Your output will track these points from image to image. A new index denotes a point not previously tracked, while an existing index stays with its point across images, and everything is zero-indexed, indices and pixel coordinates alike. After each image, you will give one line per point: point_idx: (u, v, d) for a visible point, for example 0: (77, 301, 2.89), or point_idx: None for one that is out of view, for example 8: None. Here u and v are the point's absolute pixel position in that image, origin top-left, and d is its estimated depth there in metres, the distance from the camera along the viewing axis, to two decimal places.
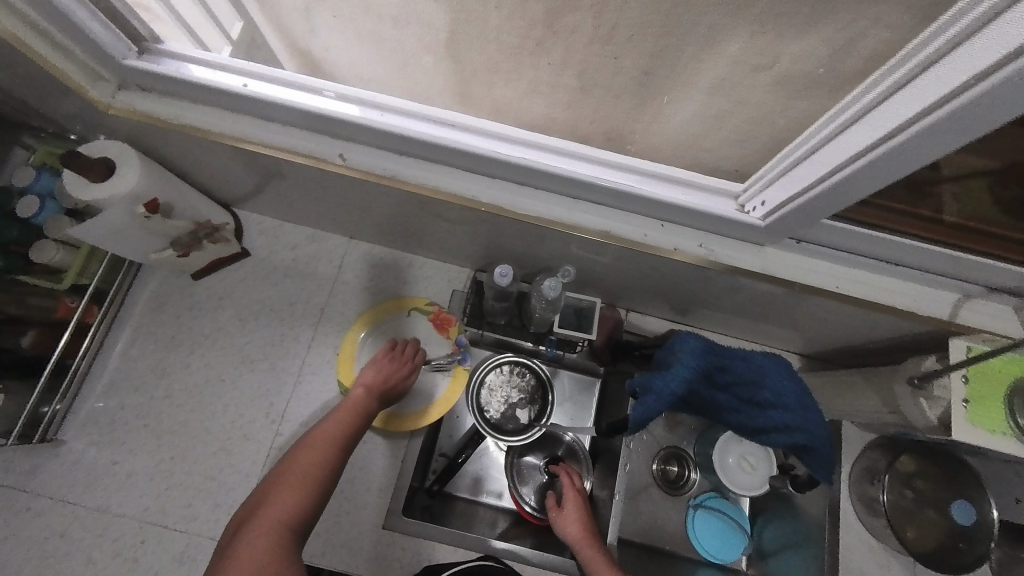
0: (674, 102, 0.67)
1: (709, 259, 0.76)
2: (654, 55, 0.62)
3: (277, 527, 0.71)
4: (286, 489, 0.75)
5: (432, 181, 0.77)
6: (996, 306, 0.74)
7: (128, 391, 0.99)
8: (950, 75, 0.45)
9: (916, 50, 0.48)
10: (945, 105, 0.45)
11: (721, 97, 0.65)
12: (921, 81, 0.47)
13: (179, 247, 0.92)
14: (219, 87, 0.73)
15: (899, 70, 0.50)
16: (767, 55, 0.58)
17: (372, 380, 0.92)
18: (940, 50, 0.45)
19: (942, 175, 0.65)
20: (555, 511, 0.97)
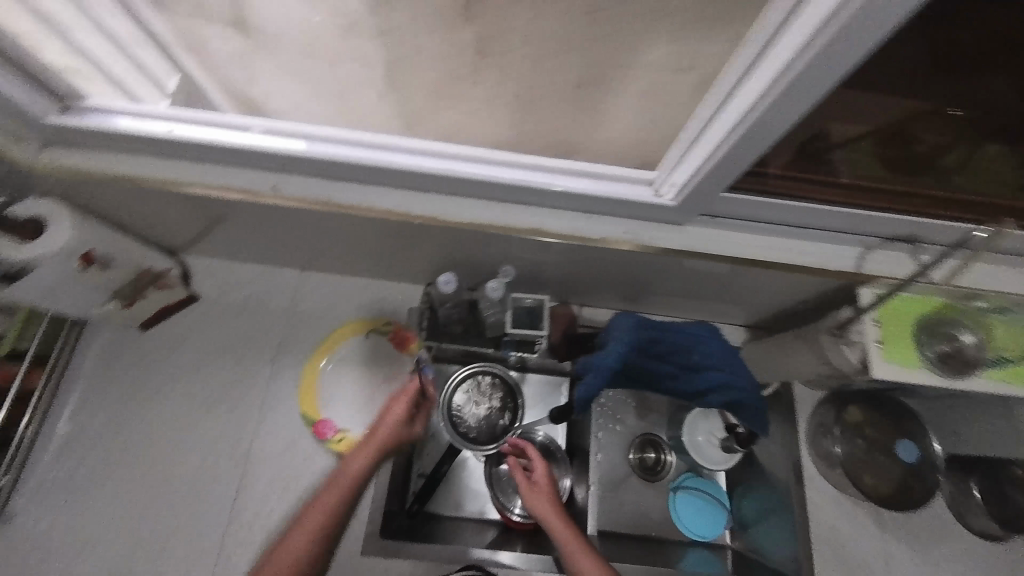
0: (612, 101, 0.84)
1: (634, 243, 0.81)
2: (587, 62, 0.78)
3: None
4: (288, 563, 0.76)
5: (369, 201, 0.80)
6: (899, 253, 0.83)
7: (81, 453, 0.96)
8: (787, 47, 0.53)
9: (758, 32, 0.56)
10: (788, 73, 0.54)
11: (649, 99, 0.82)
12: (767, 56, 0.55)
13: (123, 298, 0.94)
14: (145, 134, 0.76)
15: (750, 50, 0.58)
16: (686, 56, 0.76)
17: (382, 430, 0.92)
18: (774, 29, 0.53)
19: (832, 142, 0.77)
20: (525, 489, 0.92)
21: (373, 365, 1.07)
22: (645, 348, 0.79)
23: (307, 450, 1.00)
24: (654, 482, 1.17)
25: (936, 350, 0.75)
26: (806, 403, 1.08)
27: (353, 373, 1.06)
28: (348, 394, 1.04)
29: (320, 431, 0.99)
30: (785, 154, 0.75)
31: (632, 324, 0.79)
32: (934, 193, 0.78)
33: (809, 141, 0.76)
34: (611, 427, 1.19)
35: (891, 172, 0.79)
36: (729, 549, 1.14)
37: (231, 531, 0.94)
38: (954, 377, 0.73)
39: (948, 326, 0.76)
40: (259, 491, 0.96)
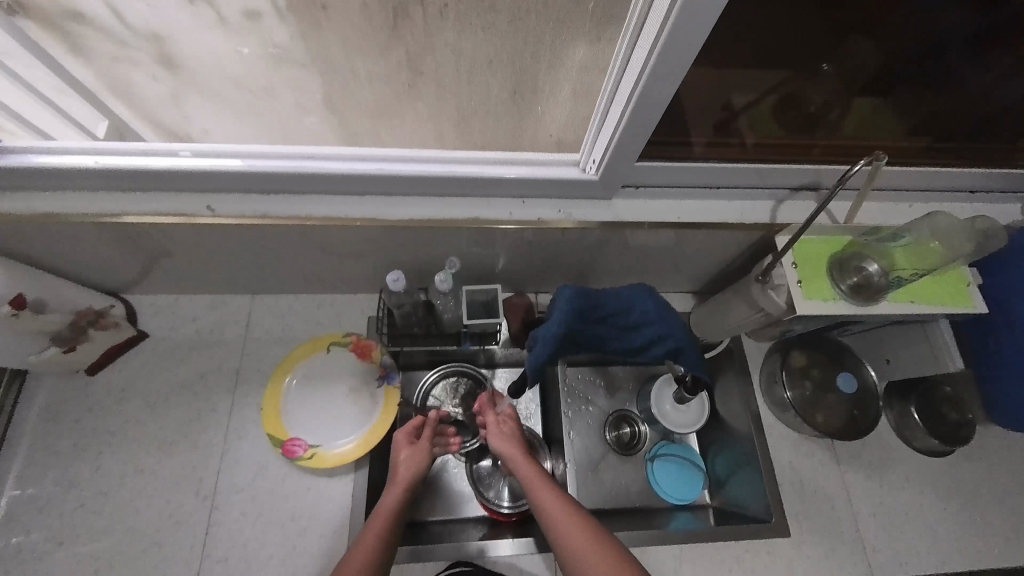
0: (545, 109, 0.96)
1: (570, 220, 0.88)
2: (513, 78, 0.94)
3: None
4: None
5: (306, 211, 0.83)
6: (801, 203, 0.93)
7: (31, 516, 0.90)
8: (657, 14, 0.60)
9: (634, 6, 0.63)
10: (661, 36, 0.60)
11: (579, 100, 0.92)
12: (646, 25, 0.63)
13: (62, 342, 0.89)
14: (68, 169, 0.75)
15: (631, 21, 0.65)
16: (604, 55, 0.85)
17: (413, 463, 0.89)
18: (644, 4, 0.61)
19: (736, 110, 0.85)
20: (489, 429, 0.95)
21: (338, 378, 1.04)
22: (586, 313, 0.79)
23: (278, 474, 0.98)
24: (630, 456, 1.19)
25: (849, 283, 0.81)
26: (755, 357, 1.17)
27: (318, 389, 1.03)
28: (315, 411, 1.01)
29: (290, 452, 0.96)
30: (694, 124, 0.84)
31: (571, 292, 0.79)
32: (828, 143, 0.88)
33: (717, 112, 0.84)
34: (583, 408, 1.23)
35: (790, 131, 0.88)
36: (709, 507, 1.16)
37: (206, 569, 0.90)
38: (867, 304, 0.81)
39: (857, 259, 0.83)
40: (232, 523, 0.94)
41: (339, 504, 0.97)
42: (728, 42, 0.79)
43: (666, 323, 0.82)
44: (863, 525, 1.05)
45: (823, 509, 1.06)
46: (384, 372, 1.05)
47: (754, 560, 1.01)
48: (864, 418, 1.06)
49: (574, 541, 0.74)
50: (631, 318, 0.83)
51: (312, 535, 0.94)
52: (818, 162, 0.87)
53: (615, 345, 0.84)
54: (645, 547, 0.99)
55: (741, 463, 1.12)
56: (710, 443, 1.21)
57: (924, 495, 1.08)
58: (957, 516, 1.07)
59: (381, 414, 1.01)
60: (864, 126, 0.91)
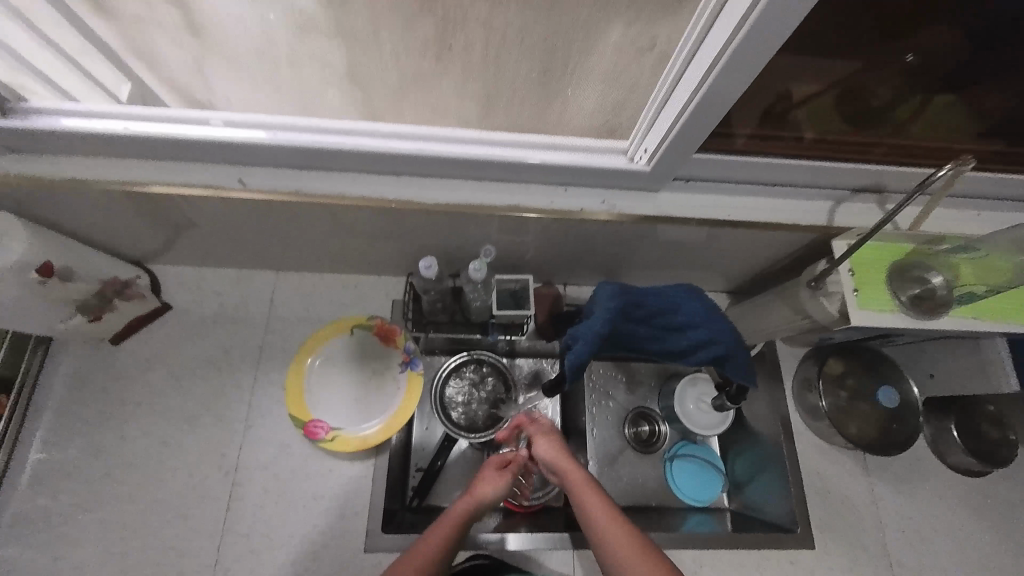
0: (583, 90, 0.90)
1: (611, 212, 0.84)
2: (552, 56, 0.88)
3: None
4: None
5: (337, 189, 0.80)
6: (860, 206, 0.89)
7: (57, 481, 0.91)
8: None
9: None
10: (742, 27, 0.55)
11: (619, 83, 0.88)
12: (725, 12, 0.57)
13: (88, 311, 0.89)
14: (98, 132, 0.72)
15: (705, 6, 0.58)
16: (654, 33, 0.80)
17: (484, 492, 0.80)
18: None
19: (794, 101, 0.75)
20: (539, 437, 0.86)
21: (361, 360, 1.03)
22: (628, 310, 0.78)
23: (299, 453, 0.97)
24: (648, 454, 1.15)
25: (910, 293, 0.76)
26: (789, 363, 1.14)
27: (341, 370, 1.02)
28: (336, 392, 0.99)
29: (311, 433, 0.94)
30: (740, 117, 0.75)
31: (613, 289, 0.78)
32: (896, 140, 0.82)
33: (769, 98, 0.74)
34: (604, 403, 1.18)
35: (856, 126, 0.80)
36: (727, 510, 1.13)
37: (226, 545, 0.90)
38: (927, 318, 0.76)
39: (916, 269, 0.79)
40: (252, 500, 0.93)
41: (358, 486, 0.96)
42: (817, 27, 0.65)
43: (715, 326, 0.78)
44: (891, 540, 1.02)
45: (850, 521, 1.03)
46: (407, 357, 1.02)
47: (776, 568, 0.99)
48: (900, 431, 1.01)
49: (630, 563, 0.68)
50: (676, 319, 0.80)
51: (332, 516, 0.94)
52: (877, 163, 0.84)
53: (654, 346, 0.83)
54: (666, 549, 0.98)
55: (767, 467, 1.09)
56: (731, 445, 1.17)
57: (957, 514, 1.05)
58: (989, 537, 1.04)
59: (404, 400, 0.99)
60: (937, 124, 0.82)
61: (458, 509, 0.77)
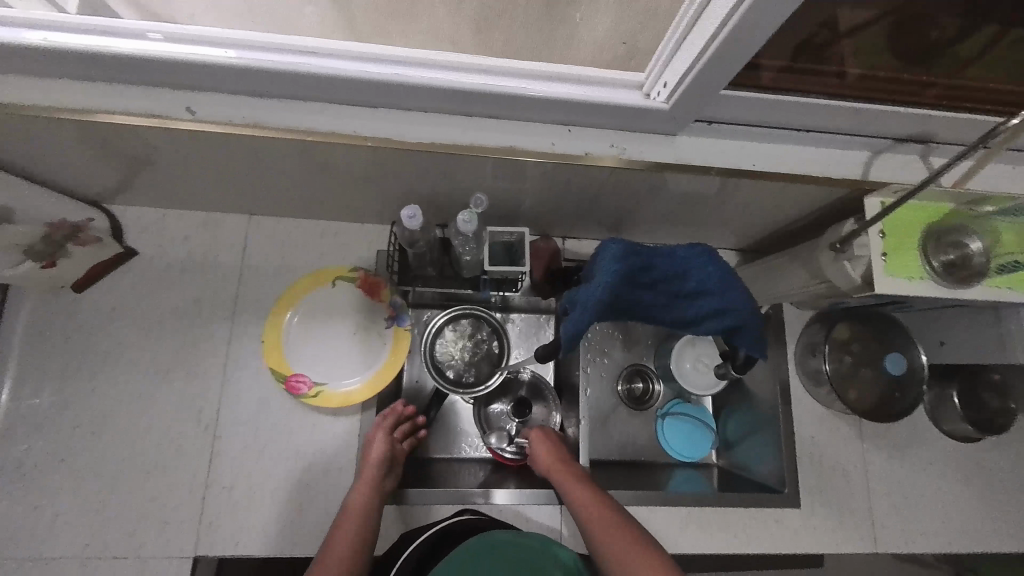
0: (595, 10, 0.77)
1: (620, 158, 0.74)
2: None
3: None
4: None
5: (306, 122, 0.69)
6: (900, 158, 0.79)
7: (29, 431, 0.88)
8: None
9: None
10: None
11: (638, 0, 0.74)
12: None
13: (38, 256, 0.81)
14: (11, 45, 0.60)
15: None
16: None
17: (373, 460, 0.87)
18: None
19: (839, 32, 0.66)
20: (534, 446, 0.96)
21: (343, 314, 0.97)
22: (633, 275, 0.71)
23: (281, 408, 0.94)
24: (640, 410, 1.13)
25: (943, 260, 0.69)
26: (793, 327, 1.10)
27: (322, 323, 0.96)
28: (317, 346, 0.94)
29: (292, 388, 0.91)
30: (776, 46, 0.64)
31: (621, 248, 0.71)
32: (955, 80, 0.71)
33: (812, 27, 0.64)
34: (599, 361, 1.14)
35: (908, 64, 0.70)
36: (714, 467, 1.13)
37: (210, 497, 0.89)
38: (959, 287, 0.69)
39: (956, 234, 0.71)
40: (235, 454, 0.91)
41: (343, 442, 0.94)
42: None
43: (728, 294, 0.72)
44: (876, 501, 1.04)
45: (838, 483, 1.04)
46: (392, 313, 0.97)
47: (760, 526, 1.00)
48: (901, 400, 0.97)
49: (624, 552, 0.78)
50: (686, 285, 0.74)
51: (317, 470, 0.92)
52: (927, 107, 0.72)
53: (660, 316, 0.75)
54: (653, 507, 0.98)
55: (757, 428, 1.08)
56: (723, 405, 1.15)
57: (943, 478, 1.06)
58: (971, 501, 1.05)
59: (388, 358, 0.95)
60: (1002, 64, 0.71)
61: (356, 502, 0.83)
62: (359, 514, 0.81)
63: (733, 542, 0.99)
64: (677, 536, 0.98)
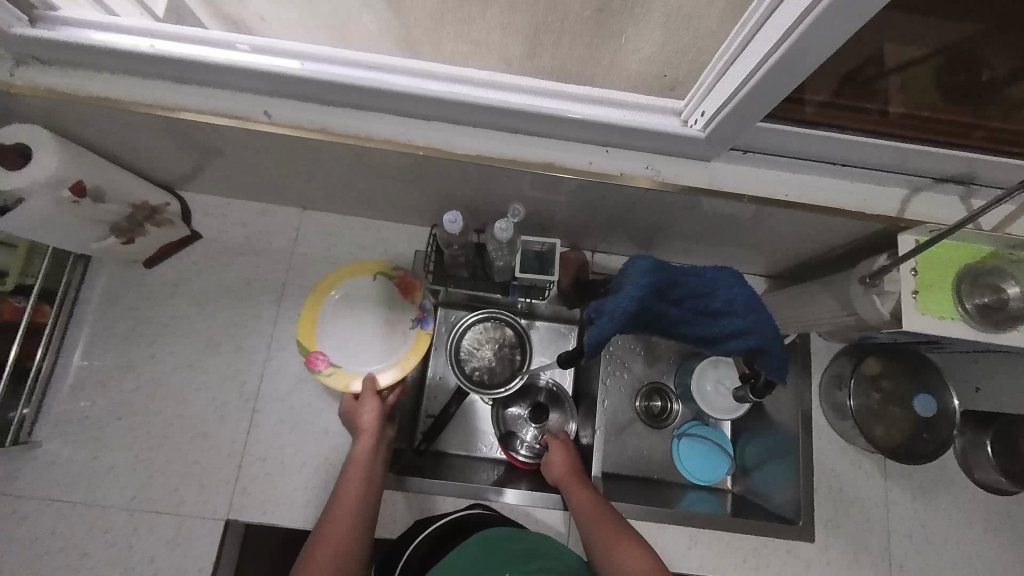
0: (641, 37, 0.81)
1: (654, 179, 0.77)
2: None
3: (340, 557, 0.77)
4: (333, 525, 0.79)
5: (363, 128, 0.76)
6: (939, 197, 0.79)
7: (96, 389, 0.97)
8: None
9: None
10: None
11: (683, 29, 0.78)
12: None
13: (120, 233, 0.90)
14: (124, 50, 0.70)
15: None
16: None
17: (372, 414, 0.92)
18: None
19: (885, 67, 0.67)
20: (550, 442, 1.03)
21: (378, 306, 1.01)
22: (663, 290, 0.73)
23: (315, 389, 1.01)
24: (658, 429, 1.14)
25: (978, 302, 0.69)
26: (820, 357, 1.09)
27: (355, 310, 1.00)
28: (346, 330, 0.98)
29: (313, 363, 0.96)
30: (818, 79, 0.66)
31: (651, 264, 0.73)
32: (1003, 124, 0.71)
33: (856, 62, 0.65)
34: (619, 374, 1.16)
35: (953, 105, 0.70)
36: (729, 492, 1.12)
37: (245, 465, 0.96)
38: (994, 331, 0.68)
39: (993, 276, 0.70)
40: (271, 427, 0.98)
41: None
42: None
43: (753, 317, 0.74)
44: (895, 543, 1.01)
45: (856, 520, 1.02)
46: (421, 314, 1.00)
47: (770, 554, 0.99)
48: (931, 441, 0.95)
49: (620, 548, 0.81)
50: (713, 304, 0.75)
51: (343, 450, 0.98)
52: (971, 149, 0.72)
53: (686, 331, 0.78)
54: (662, 522, 0.99)
55: (776, 456, 1.07)
56: (743, 430, 1.15)
57: (970, 527, 1.02)
58: (1000, 554, 1.02)
59: (406, 357, 0.97)
60: None
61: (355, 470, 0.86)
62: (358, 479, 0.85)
63: (742, 567, 0.99)
64: (684, 554, 0.99)
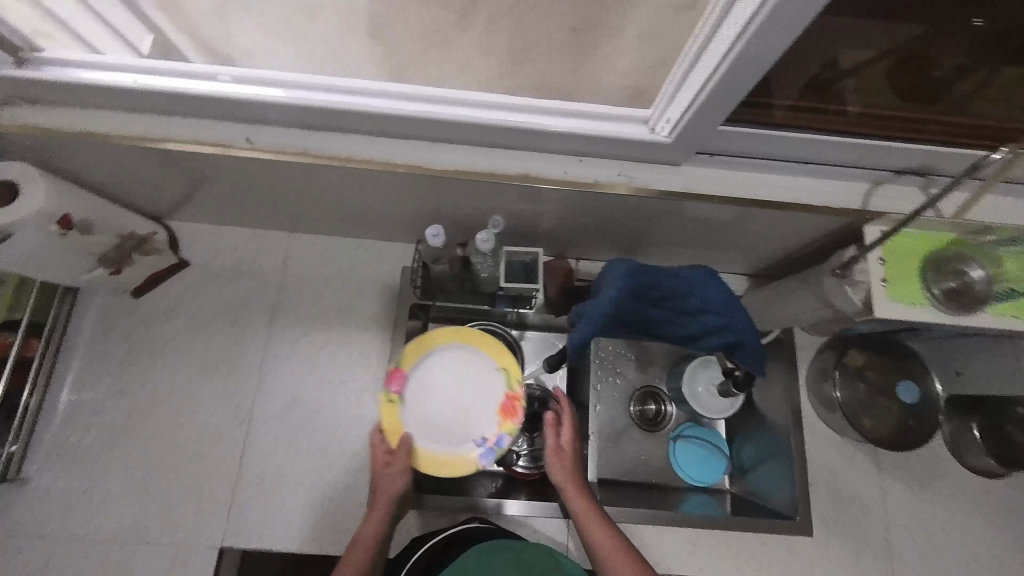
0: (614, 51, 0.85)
1: (629, 186, 0.80)
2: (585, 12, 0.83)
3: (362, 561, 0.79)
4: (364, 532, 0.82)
5: (346, 150, 0.78)
6: (903, 189, 0.82)
7: (87, 420, 0.97)
8: None
9: None
10: None
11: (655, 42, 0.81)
12: None
13: (108, 263, 0.91)
14: (110, 85, 0.72)
15: None
16: None
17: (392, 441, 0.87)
18: None
19: (841, 70, 0.70)
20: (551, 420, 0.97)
21: (472, 391, 0.90)
22: (640, 291, 0.76)
23: (308, 409, 1.01)
24: (654, 432, 1.13)
25: (943, 287, 0.72)
26: (808, 351, 1.10)
27: (443, 378, 0.89)
28: (445, 380, 0.90)
29: (392, 378, 0.89)
30: (777, 84, 0.70)
31: (629, 267, 0.76)
32: (956, 118, 0.74)
33: (814, 68, 0.69)
34: (611, 380, 1.14)
35: (907, 101, 0.73)
36: (727, 493, 1.11)
37: (240, 490, 0.95)
38: (963, 314, 0.70)
39: (957, 261, 0.73)
40: (265, 450, 0.98)
41: (365, 445, 0.99)
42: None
43: (728, 313, 0.77)
44: (894, 534, 1.02)
45: (853, 512, 1.02)
46: (492, 437, 0.86)
47: (771, 553, 0.99)
48: (919, 429, 0.96)
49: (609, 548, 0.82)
50: (689, 303, 0.78)
51: (338, 469, 0.98)
52: (926, 142, 0.76)
53: (666, 330, 0.80)
54: (661, 525, 0.99)
55: (773, 454, 1.07)
56: (737, 431, 1.14)
57: (966, 514, 1.03)
58: (997, 539, 1.02)
59: (438, 459, 0.86)
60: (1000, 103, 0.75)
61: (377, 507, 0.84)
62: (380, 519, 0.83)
63: (743, 568, 0.99)
64: (685, 556, 0.99)
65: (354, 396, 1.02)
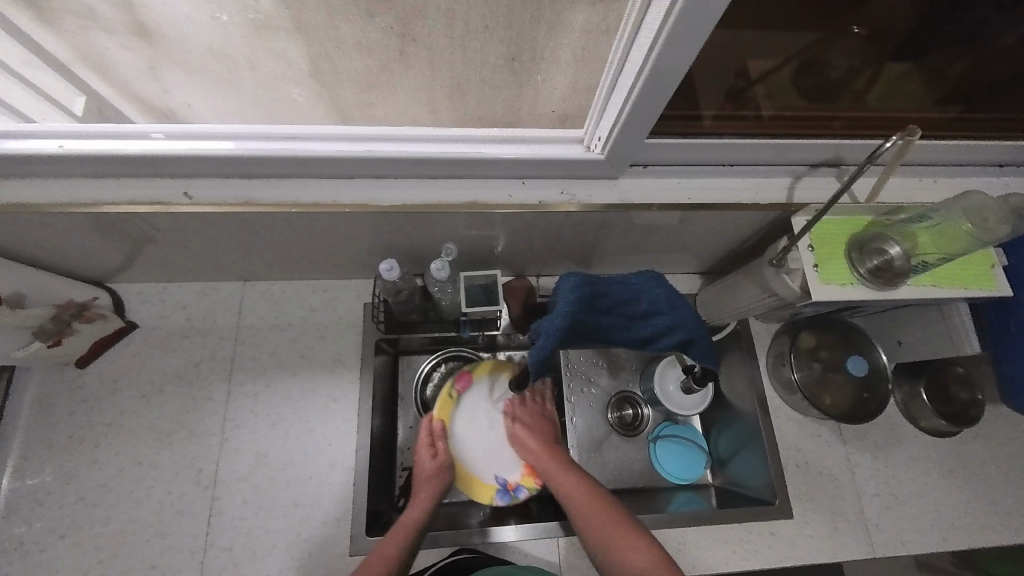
0: (546, 78, 0.90)
1: (573, 203, 0.83)
2: (515, 43, 0.88)
3: (387, 556, 0.78)
4: (394, 532, 0.83)
5: (291, 195, 0.78)
6: (821, 180, 0.89)
7: (32, 507, 0.90)
8: None
9: None
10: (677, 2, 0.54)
11: (582, 68, 0.86)
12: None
13: (46, 336, 0.86)
14: (30, 153, 0.69)
15: None
16: (609, 17, 0.79)
17: (435, 451, 0.97)
18: None
19: (752, 78, 0.77)
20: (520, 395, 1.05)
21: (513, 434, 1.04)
22: (590, 301, 0.80)
23: (277, 463, 0.97)
24: (633, 437, 1.14)
25: (870, 265, 0.77)
26: (763, 339, 1.15)
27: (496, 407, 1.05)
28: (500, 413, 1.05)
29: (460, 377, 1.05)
30: (695, 98, 0.75)
31: (576, 280, 0.80)
32: (857, 112, 0.82)
33: (727, 79, 0.75)
34: (586, 390, 1.17)
35: (811, 101, 0.80)
36: (711, 487, 1.15)
37: (209, 560, 0.90)
38: (885, 288, 0.77)
39: (878, 241, 0.79)
40: (234, 513, 0.93)
41: (341, 492, 0.96)
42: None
43: (676, 313, 0.82)
44: (866, 504, 1.06)
45: (826, 489, 1.06)
46: (511, 484, 1.01)
47: (757, 540, 1.01)
48: (872, 400, 1.03)
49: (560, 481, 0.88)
50: (640, 307, 0.84)
51: (315, 522, 0.94)
52: (838, 136, 0.82)
53: (620, 335, 0.84)
54: (649, 530, 0.99)
55: (746, 442, 1.10)
56: (713, 423, 1.18)
57: (928, 475, 1.09)
58: (959, 495, 1.08)
59: (465, 465, 1.01)
60: (890, 97, 0.83)
61: (423, 494, 0.90)
62: (422, 508, 0.87)
63: (732, 560, 1.00)
64: (677, 558, 0.99)
65: (325, 442, 0.99)
